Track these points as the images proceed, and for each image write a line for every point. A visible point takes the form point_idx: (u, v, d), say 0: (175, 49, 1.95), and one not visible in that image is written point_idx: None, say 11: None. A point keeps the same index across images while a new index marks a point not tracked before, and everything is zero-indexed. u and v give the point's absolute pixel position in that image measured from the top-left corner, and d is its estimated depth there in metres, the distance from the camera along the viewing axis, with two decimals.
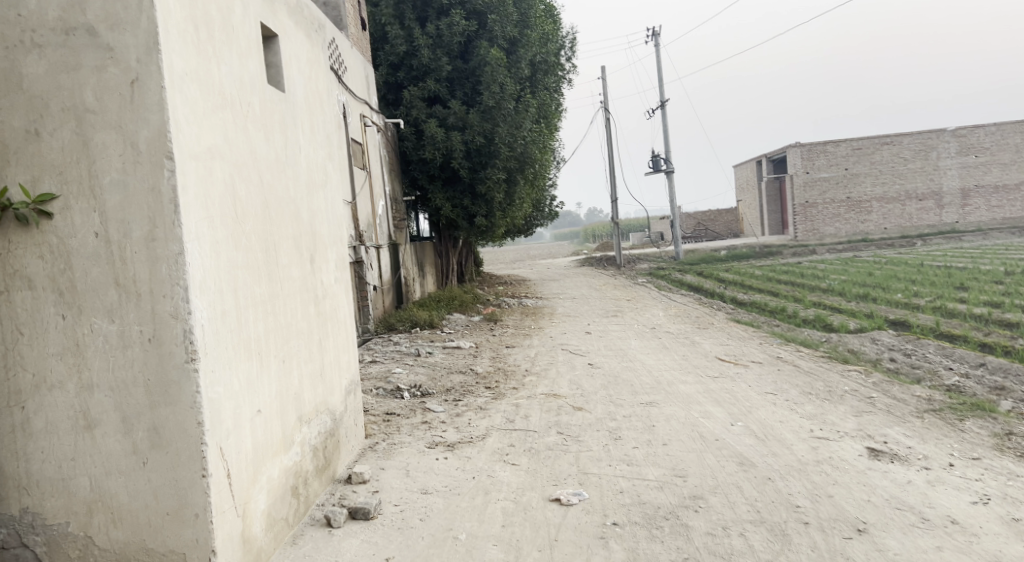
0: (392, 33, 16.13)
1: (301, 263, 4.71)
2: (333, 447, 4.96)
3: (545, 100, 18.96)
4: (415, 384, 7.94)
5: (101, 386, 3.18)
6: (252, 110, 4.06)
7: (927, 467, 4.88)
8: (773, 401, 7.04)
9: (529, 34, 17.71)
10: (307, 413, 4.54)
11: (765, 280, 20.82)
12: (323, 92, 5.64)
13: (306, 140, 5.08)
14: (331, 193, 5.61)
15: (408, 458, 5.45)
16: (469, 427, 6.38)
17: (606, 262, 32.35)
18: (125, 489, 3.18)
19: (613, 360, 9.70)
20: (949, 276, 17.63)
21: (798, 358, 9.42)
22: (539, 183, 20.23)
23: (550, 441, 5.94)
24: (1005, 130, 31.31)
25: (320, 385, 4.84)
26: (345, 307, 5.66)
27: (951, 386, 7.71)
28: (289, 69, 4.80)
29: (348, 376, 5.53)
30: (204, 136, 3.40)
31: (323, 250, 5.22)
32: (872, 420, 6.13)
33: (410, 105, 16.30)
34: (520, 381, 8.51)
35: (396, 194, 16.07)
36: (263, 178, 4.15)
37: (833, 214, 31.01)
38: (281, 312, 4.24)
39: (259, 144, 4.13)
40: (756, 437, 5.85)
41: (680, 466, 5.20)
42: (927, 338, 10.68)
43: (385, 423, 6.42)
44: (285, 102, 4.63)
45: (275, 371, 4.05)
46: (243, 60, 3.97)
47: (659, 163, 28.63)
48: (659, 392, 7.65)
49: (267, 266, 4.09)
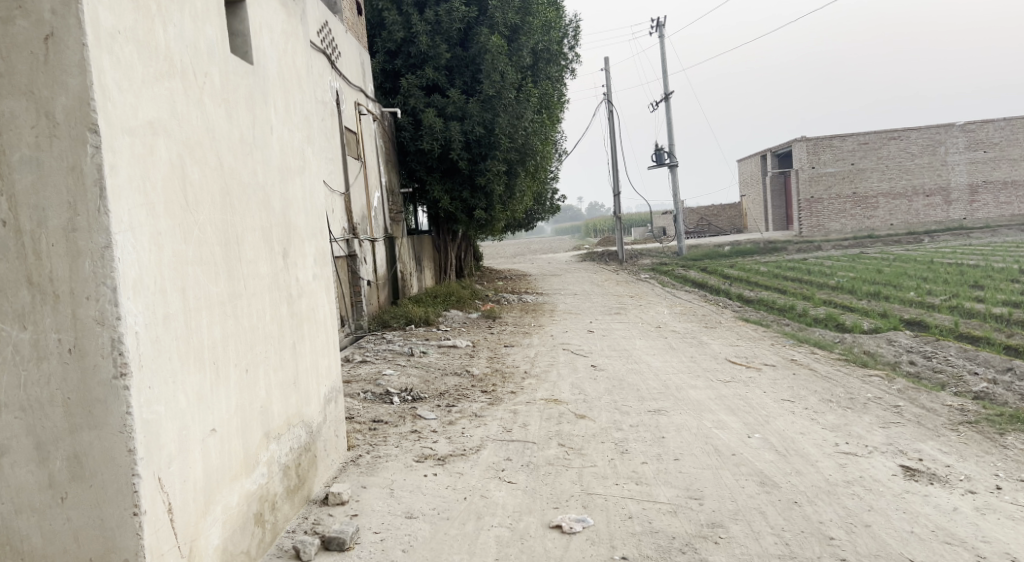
0: (390, 18, 15.63)
1: (272, 258, 4.18)
2: (308, 464, 4.46)
3: (547, 90, 18.35)
4: (406, 387, 7.43)
5: (10, 406, 2.69)
6: (210, 82, 3.53)
7: (973, 491, 4.35)
8: (792, 409, 6.52)
9: (531, 21, 17.09)
10: (276, 427, 4.03)
11: (771, 276, 20.27)
12: (303, 67, 5.10)
13: (280, 119, 4.54)
14: (310, 179, 5.07)
15: (393, 474, 4.93)
16: (462, 437, 5.85)
17: (608, 257, 31.77)
18: (38, 529, 2.69)
19: (618, 362, 9.18)
20: (961, 274, 17.07)
21: (814, 361, 8.89)
22: (541, 176, 19.65)
23: (550, 454, 5.42)
24: (1014, 125, 30.67)
25: (293, 396, 4.33)
26: (326, 306, 5.13)
27: (979, 393, 7.20)
28: (258, 39, 4.25)
29: (327, 383, 5.02)
30: (143, 108, 2.87)
31: (300, 243, 4.70)
32: (903, 433, 5.60)
33: (408, 94, 15.78)
34: (519, 384, 7.99)
35: (393, 186, 15.56)
36: (224, 160, 3.62)
37: (839, 210, 30.44)
38: (245, 316, 3.71)
39: (218, 122, 3.59)
40: (776, 451, 5.33)
41: (695, 485, 4.69)
42: (948, 340, 10.14)
43: (371, 432, 5.91)
44: (253, 75, 4.10)
45: (235, 383, 3.53)
46: (198, 24, 3.43)
47: (663, 157, 28.09)
48: (667, 398, 7.12)
49: (227, 262, 3.56)
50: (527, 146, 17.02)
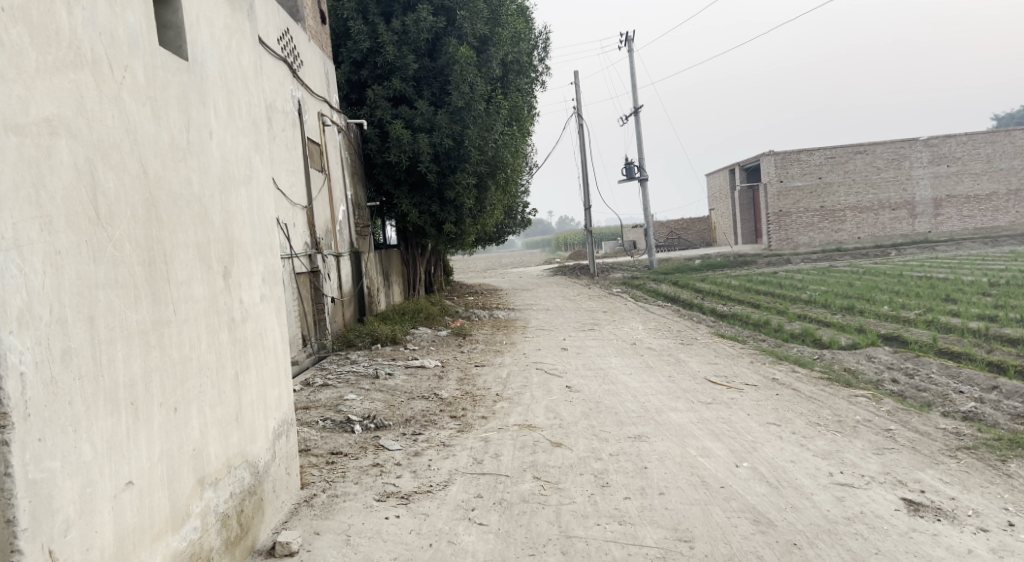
0: (355, 28, 15.09)
1: (209, 277, 3.69)
2: (254, 509, 3.98)
3: (517, 102, 17.98)
4: (369, 414, 6.91)
5: None
6: (133, 77, 3.06)
7: (985, 529, 4.03)
8: (779, 434, 6.14)
9: (499, 32, 16.76)
10: (213, 472, 3.53)
11: (744, 290, 20.13)
12: (250, 67, 4.62)
13: (222, 123, 4.06)
14: (258, 189, 4.58)
15: (350, 517, 4.44)
16: (428, 471, 5.38)
17: (580, 272, 31.44)
18: None
19: (594, 383, 8.75)
20: (933, 288, 16.99)
21: (795, 381, 8.54)
22: (511, 189, 19.28)
23: (525, 490, 4.97)
24: (976, 140, 31.04)
25: (235, 434, 3.84)
26: (275, 331, 4.64)
27: (968, 413, 6.93)
28: (195, 33, 3.78)
29: (276, 416, 4.53)
30: (37, 103, 2.46)
31: (244, 260, 4.20)
32: (899, 460, 5.27)
33: (374, 105, 15.29)
34: (490, 408, 7.53)
35: (359, 199, 15.03)
36: (148, 165, 3.14)
37: (808, 224, 30.50)
38: (173, 347, 3.21)
39: (142, 123, 3.12)
40: (768, 483, 4.93)
41: (684, 525, 4.29)
42: (928, 356, 9.91)
43: (328, 466, 5.42)
44: (188, 73, 3.64)
45: (160, 424, 3.03)
46: (116, 9, 2.96)
47: (633, 170, 27.95)
48: (647, 422, 6.70)
49: (152, 284, 3.08)
50: (497, 159, 16.64)
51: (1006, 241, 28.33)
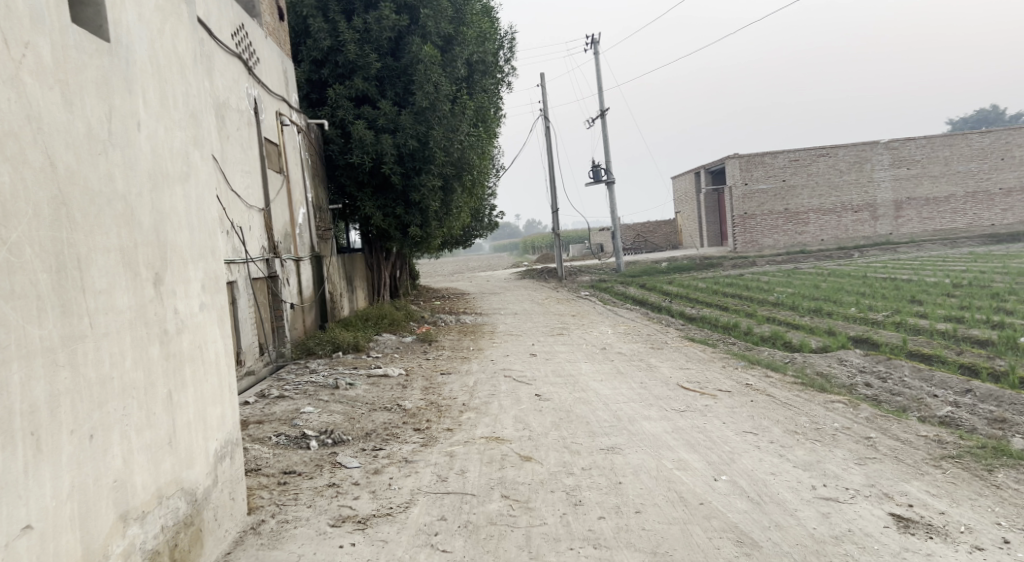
0: (315, 25, 14.61)
1: (136, 285, 3.29)
2: (190, 541, 3.58)
3: (483, 102, 17.60)
4: (327, 428, 6.49)
5: None
6: (35, 56, 2.66)
7: (980, 547, 3.83)
8: (757, 444, 5.88)
9: (464, 31, 16.39)
10: (141, 504, 3.13)
11: (711, 293, 20.03)
12: (187, 54, 4.20)
13: (152, 112, 3.64)
14: (197, 188, 4.17)
15: (301, 546, 4.05)
16: (388, 490, 5.00)
17: (547, 275, 31.11)
18: None
19: (564, 390, 8.43)
20: (898, 289, 17.04)
21: (769, 386, 8.33)
22: (477, 191, 18.89)
23: (492, 511, 4.63)
24: (935, 143, 31.43)
25: (168, 460, 3.43)
26: (217, 342, 4.23)
27: (945, 418, 6.78)
28: (118, 12, 3.37)
29: (219, 437, 4.13)
30: None
31: (180, 266, 3.80)
32: (882, 471, 5.04)
33: (336, 105, 14.81)
34: (456, 419, 7.16)
35: (320, 202, 14.53)
36: (57, 158, 2.74)
37: (772, 226, 30.64)
38: (89, 365, 2.81)
39: (50, 111, 2.73)
40: (749, 498, 4.66)
41: (663, 548, 4.00)
42: (900, 358, 9.78)
43: (280, 488, 5.00)
44: (110, 55, 3.23)
45: (71, 456, 2.63)
46: None
47: (599, 173, 27.79)
48: (620, 433, 6.39)
49: (62, 293, 2.69)
50: (462, 160, 16.27)
51: (964, 242, 28.76)
